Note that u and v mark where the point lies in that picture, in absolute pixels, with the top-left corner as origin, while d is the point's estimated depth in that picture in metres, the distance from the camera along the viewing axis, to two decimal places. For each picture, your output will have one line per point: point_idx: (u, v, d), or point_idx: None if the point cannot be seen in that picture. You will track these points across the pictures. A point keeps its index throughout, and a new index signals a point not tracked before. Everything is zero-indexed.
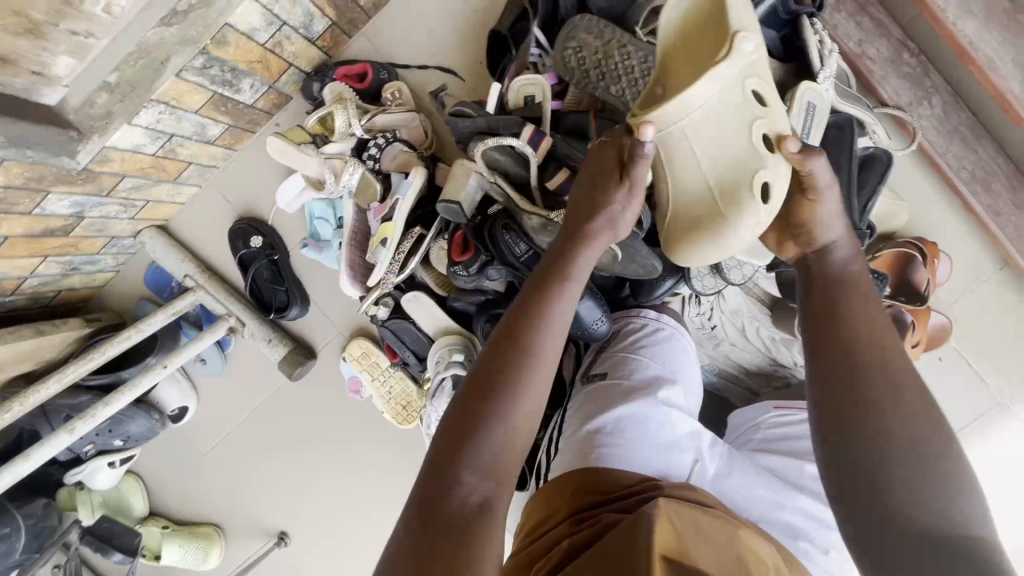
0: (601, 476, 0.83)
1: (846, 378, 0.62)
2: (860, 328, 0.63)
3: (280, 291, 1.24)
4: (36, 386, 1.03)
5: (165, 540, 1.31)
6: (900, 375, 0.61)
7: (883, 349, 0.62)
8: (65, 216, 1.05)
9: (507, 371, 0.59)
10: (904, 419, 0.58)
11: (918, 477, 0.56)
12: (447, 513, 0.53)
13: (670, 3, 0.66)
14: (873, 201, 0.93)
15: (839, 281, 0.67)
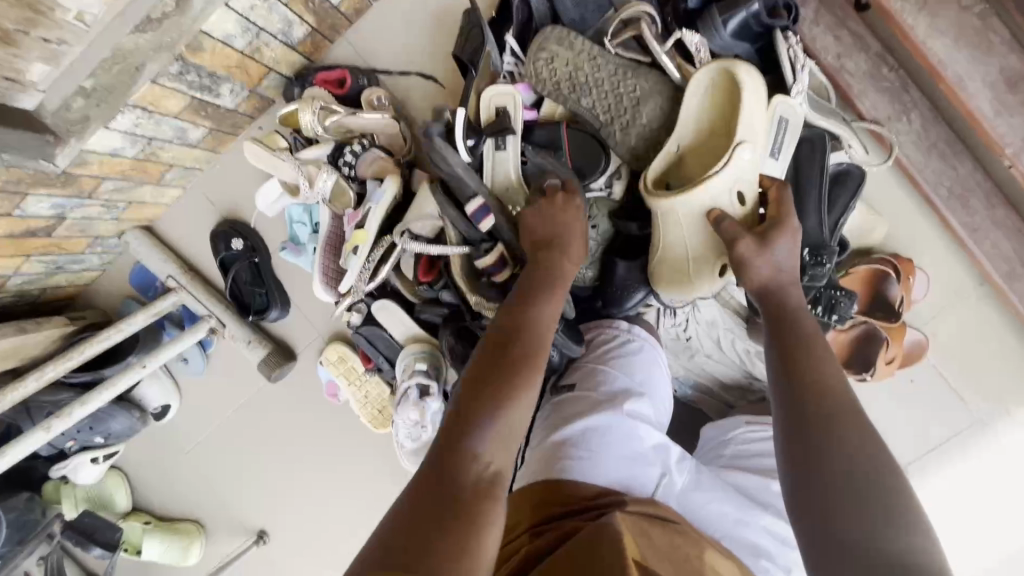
0: (555, 485, 0.82)
1: (799, 396, 0.66)
2: (808, 355, 0.69)
3: (260, 294, 1.25)
4: (17, 382, 1.05)
5: (146, 535, 1.34)
6: (844, 397, 0.65)
7: (828, 375, 0.67)
8: (47, 217, 1.07)
9: (499, 362, 0.68)
10: (849, 437, 0.61)
11: (861, 491, 0.57)
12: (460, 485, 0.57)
13: (691, 90, 0.83)
14: (845, 218, 0.92)
15: (796, 318, 0.73)
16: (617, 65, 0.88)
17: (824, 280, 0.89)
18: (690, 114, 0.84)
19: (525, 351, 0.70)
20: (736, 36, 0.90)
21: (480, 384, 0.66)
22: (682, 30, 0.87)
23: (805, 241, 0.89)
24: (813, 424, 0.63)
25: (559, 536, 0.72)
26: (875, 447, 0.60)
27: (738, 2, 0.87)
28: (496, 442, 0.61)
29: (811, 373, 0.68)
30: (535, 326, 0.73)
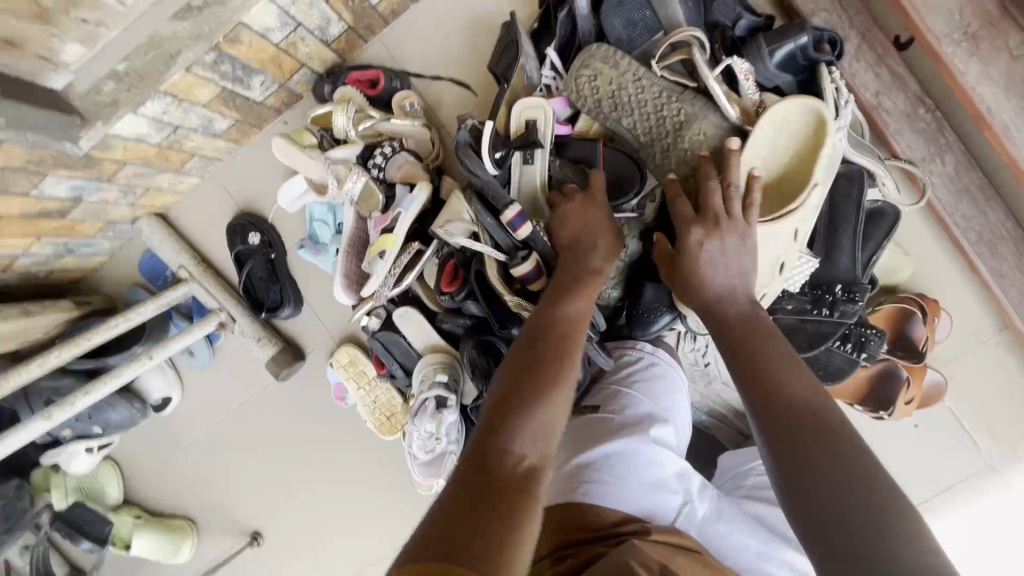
0: (575, 509, 0.83)
1: (767, 409, 0.62)
2: (773, 370, 0.65)
3: (274, 290, 1.22)
4: (20, 367, 1.02)
5: (137, 530, 1.30)
6: (812, 402, 0.61)
7: (793, 381, 0.64)
8: (63, 199, 1.04)
9: (535, 363, 0.67)
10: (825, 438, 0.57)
11: (845, 494, 0.52)
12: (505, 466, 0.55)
13: (784, 105, 0.81)
14: (877, 255, 0.92)
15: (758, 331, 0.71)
16: (662, 88, 0.87)
17: (855, 317, 0.88)
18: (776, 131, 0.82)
19: (559, 342, 0.70)
20: (780, 67, 0.90)
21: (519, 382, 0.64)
22: (733, 56, 0.85)
23: (836, 277, 0.90)
24: (787, 436, 0.59)
25: (582, 562, 0.73)
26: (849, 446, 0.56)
27: (786, 35, 0.88)
28: (536, 439, 0.59)
29: (770, 383, 0.64)
30: (571, 327, 0.73)
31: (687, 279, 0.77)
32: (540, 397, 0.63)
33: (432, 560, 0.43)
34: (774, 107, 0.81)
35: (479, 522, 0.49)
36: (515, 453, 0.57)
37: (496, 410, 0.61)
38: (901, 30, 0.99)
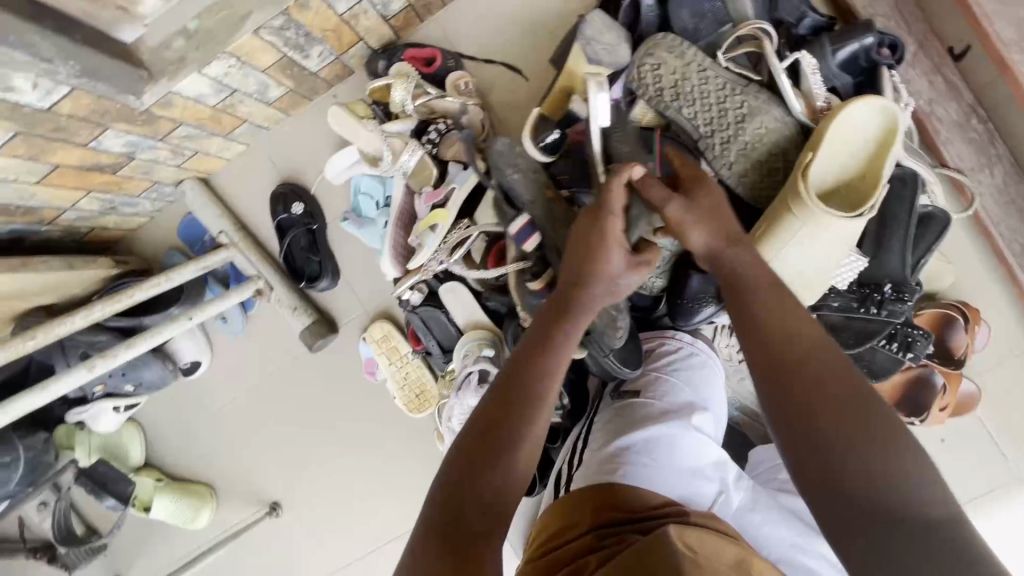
0: (610, 490, 0.82)
1: (772, 372, 0.64)
2: (777, 331, 0.67)
3: (313, 261, 1.23)
4: (63, 318, 1.02)
5: (158, 493, 1.30)
6: (821, 364, 0.62)
7: (804, 341, 0.65)
8: (117, 153, 1.05)
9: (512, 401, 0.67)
10: (837, 399, 0.59)
11: (861, 458, 0.56)
12: (466, 529, 0.59)
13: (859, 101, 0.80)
14: (926, 259, 0.92)
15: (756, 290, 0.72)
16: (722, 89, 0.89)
17: (902, 317, 0.90)
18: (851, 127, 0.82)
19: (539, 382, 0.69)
20: (841, 67, 0.91)
21: (492, 426, 0.65)
22: (800, 51, 0.87)
23: (885, 276, 0.91)
24: (791, 403, 0.61)
25: (622, 544, 0.71)
26: (861, 407, 0.58)
27: (852, 34, 0.89)
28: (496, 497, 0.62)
29: (777, 346, 0.66)
30: (551, 359, 0.70)
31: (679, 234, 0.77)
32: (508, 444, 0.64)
33: None
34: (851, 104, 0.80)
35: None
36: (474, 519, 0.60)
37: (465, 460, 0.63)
38: (956, 41, 1.00)
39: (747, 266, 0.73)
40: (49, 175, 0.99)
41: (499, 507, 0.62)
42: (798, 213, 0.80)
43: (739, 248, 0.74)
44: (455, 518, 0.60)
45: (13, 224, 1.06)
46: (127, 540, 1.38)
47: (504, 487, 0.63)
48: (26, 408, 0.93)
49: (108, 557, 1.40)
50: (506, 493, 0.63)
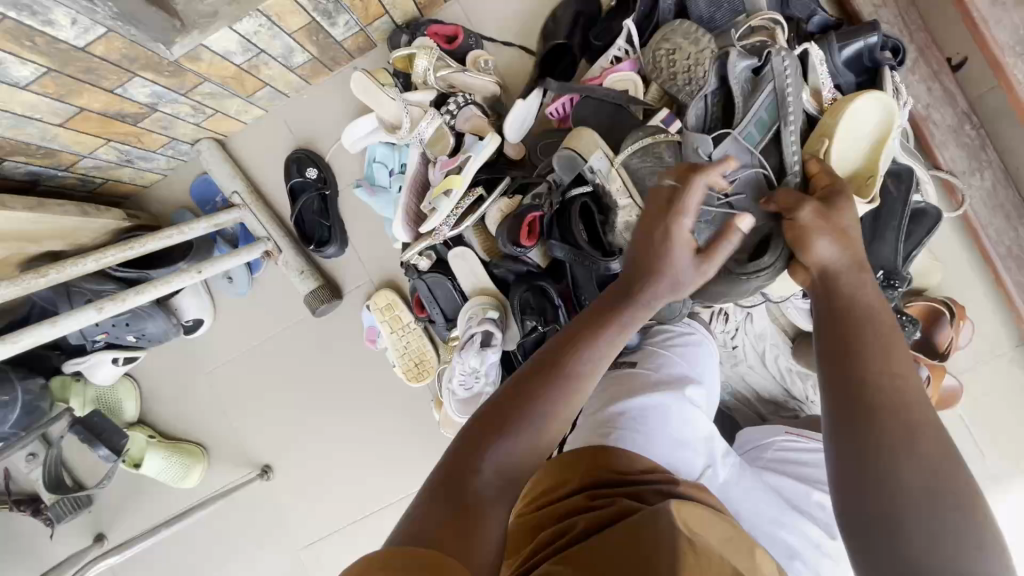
0: (604, 450, 0.84)
1: (864, 407, 0.60)
2: (875, 363, 0.62)
3: (324, 227, 1.26)
4: (75, 259, 1.02)
5: (150, 449, 1.30)
6: (918, 413, 0.59)
7: (911, 389, 0.61)
8: (141, 103, 1.07)
9: (551, 380, 0.68)
10: (926, 460, 0.56)
11: (930, 517, 0.53)
12: (471, 492, 0.60)
13: (866, 95, 0.83)
14: (917, 252, 0.97)
15: (859, 314, 0.66)
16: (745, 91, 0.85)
17: (891, 303, 0.94)
18: (862, 122, 0.84)
19: (565, 377, 0.69)
20: (846, 65, 0.96)
21: (524, 395, 0.67)
22: (808, 42, 0.91)
23: (877, 264, 0.95)
24: (875, 439, 0.58)
25: (620, 513, 0.71)
26: (953, 476, 0.55)
27: (858, 33, 0.94)
28: (511, 462, 0.63)
29: (880, 383, 0.61)
30: (593, 345, 0.71)
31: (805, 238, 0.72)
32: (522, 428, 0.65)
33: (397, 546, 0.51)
34: (859, 97, 0.83)
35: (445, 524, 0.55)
36: (488, 470, 0.62)
37: (489, 421, 0.65)
38: (954, 51, 1.06)
39: (857, 292, 0.68)
40: (73, 118, 1.01)
41: (514, 469, 0.64)
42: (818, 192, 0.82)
43: (856, 277, 0.69)
44: (473, 470, 0.61)
45: (31, 166, 1.08)
46: (113, 497, 1.40)
47: (514, 466, 0.64)
48: (33, 343, 0.93)
49: (93, 514, 1.41)
50: (507, 482, 0.63)
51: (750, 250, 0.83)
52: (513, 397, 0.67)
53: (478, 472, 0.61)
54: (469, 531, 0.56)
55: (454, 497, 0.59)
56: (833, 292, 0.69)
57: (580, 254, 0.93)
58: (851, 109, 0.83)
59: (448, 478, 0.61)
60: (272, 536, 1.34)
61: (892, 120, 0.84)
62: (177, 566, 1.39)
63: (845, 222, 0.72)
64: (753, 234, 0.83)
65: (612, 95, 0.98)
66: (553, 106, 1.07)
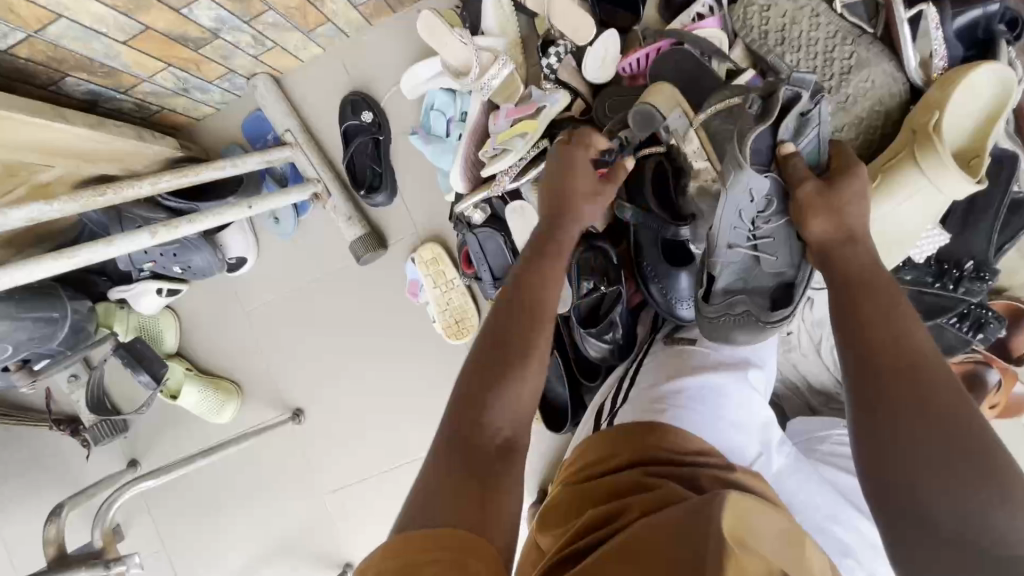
0: (664, 428, 0.81)
1: (868, 372, 0.61)
2: (877, 330, 0.63)
3: (375, 172, 1.23)
4: (131, 183, 1.01)
5: (187, 380, 1.32)
6: (929, 372, 0.58)
7: (922, 350, 0.61)
8: (204, 28, 1.04)
9: (526, 319, 0.72)
10: (933, 420, 0.55)
11: (948, 476, 0.52)
12: (481, 446, 0.62)
13: (985, 66, 0.77)
14: (1011, 244, 0.90)
15: (866, 281, 0.68)
16: (790, 136, 0.77)
17: (978, 297, 0.88)
18: (976, 97, 0.78)
19: (537, 315, 0.73)
20: (957, 35, 0.88)
21: (502, 332, 0.71)
22: (925, 4, 0.83)
23: (966, 255, 0.88)
24: (881, 406, 0.58)
25: (665, 497, 0.67)
26: (972, 435, 0.53)
27: (977, 0, 0.85)
28: (513, 406, 0.66)
29: (884, 348, 0.62)
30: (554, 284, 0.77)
31: (818, 205, 0.72)
32: (510, 371, 0.67)
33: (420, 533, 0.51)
34: (976, 67, 0.77)
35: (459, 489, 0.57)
36: (493, 425, 0.64)
37: (479, 369, 0.67)
38: None
39: (854, 258, 0.71)
40: (137, 38, 0.99)
41: (512, 414, 0.66)
42: (927, 165, 0.75)
43: (852, 248, 0.71)
44: (477, 427, 0.63)
45: (92, 85, 1.07)
46: (149, 425, 1.43)
47: (511, 408, 0.66)
48: (89, 260, 0.94)
49: (128, 439, 1.44)
50: (505, 429, 0.65)
51: (768, 295, 0.86)
52: (497, 340, 0.70)
53: (485, 426, 0.64)
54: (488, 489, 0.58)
55: (470, 457, 0.61)
56: (830, 262, 0.72)
57: (649, 218, 0.93)
58: (965, 81, 0.77)
59: (458, 437, 0.62)
60: (300, 479, 1.36)
61: (1011, 94, 0.77)
62: (205, 499, 1.42)
63: (858, 187, 0.72)
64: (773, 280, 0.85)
65: (700, 42, 0.94)
66: (624, 62, 1.04)
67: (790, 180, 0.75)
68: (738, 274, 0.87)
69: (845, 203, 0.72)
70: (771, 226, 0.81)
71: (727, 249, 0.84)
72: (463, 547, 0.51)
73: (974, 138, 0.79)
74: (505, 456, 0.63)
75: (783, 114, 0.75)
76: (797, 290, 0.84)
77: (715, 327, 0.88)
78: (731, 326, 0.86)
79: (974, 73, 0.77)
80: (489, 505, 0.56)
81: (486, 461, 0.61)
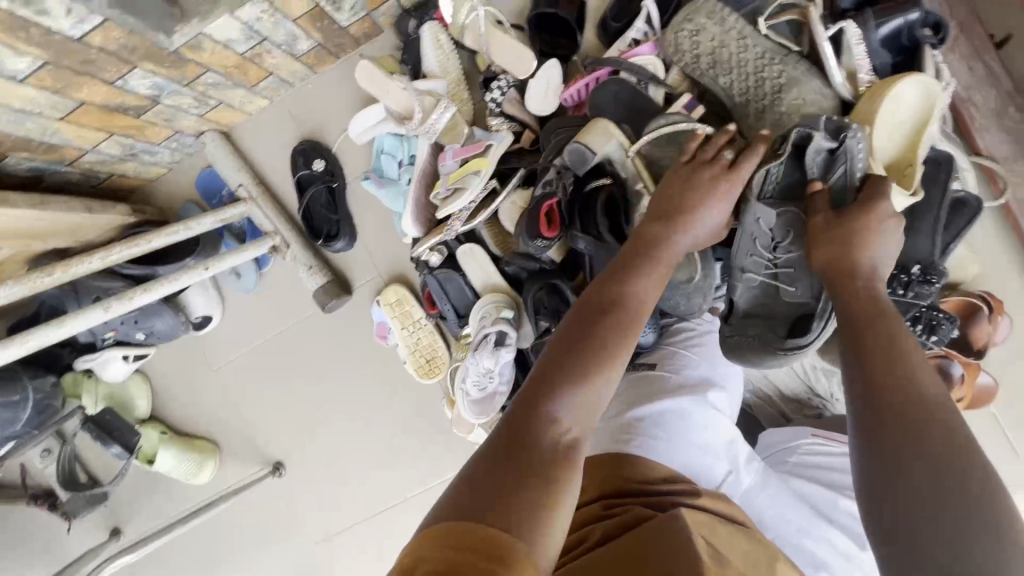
0: (624, 459, 0.82)
1: (879, 398, 0.62)
2: (896, 364, 0.64)
3: (332, 220, 1.23)
4: (81, 257, 1.00)
5: (162, 445, 1.30)
6: (933, 406, 0.60)
7: (924, 386, 0.62)
8: (143, 96, 1.03)
9: (594, 323, 0.68)
10: (933, 450, 0.56)
11: (935, 503, 0.54)
12: (541, 443, 0.57)
13: (906, 81, 0.79)
14: (956, 244, 0.91)
15: (875, 317, 0.69)
16: (819, 169, 0.78)
17: (929, 300, 0.88)
18: (903, 110, 0.80)
19: (617, 316, 0.69)
20: (883, 44, 0.89)
21: (582, 330, 0.67)
22: (844, 21, 0.85)
23: (913, 258, 0.88)
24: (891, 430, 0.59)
25: (625, 523, 0.71)
26: (963, 468, 0.55)
27: (898, 9, 0.87)
28: (579, 411, 0.61)
29: (895, 381, 0.63)
30: (633, 285, 0.72)
31: (841, 239, 0.74)
32: (588, 371, 0.63)
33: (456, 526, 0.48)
34: (899, 82, 0.79)
35: (514, 488, 0.52)
36: (561, 424, 0.59)
37: (557, 360, 0.64)
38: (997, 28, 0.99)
39: (856, 293, 0.72)
40: (73, 113, 0.99)
41: (584, 415, 0.61)
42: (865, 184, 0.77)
43: (851, 282, 0.73)
44: (546, 421, 0.58)
45: (34, 161, 1.05)
46: (129, 492, 1.41)
47: (584, 410, 0.61)
48: (40, 343, 0.92)
49: (109, 508, 1.42)
50: (575, 430, 0.59)
51: (789, 323, 0.86)
52: (579, 337, 0.66)
53: (551, 421, 0.59)
54: (547, 488, 0.53)
55: (524, 450, 0.56)
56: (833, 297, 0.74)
57: (602, 248, 0.89)
58: (890, 95, 0.78)
59: (515, 428, 0.58)
60: (286, 532, 1.34)
61: (934, 105, 0.80)
62: (192, 562, 1.40)
63: (877, 218, 0.73)
64: (794, 308, 0.86)
65: (635, 69, 0.95)
66: (567, 93, 1.03)
67: (818, 207, 0.77)
68: (762, 300, 0.88)
69: (848, 237, 0.73)
70: (789, 256, 0.83)
71: (742, 273, 0.87)
72: (505, 556, 0.47)
73: (904, 150, 0.81)
74: (564, 455, 0.57)
75: (805, 148, 0.78)
76: (815, 322, 0.81)
77: (732, 348, 0.88)
78: (744, 347, 0.87)
79: (900, 88, 0.79)
80: (540, 504, 0.52)
81: (546, 459, 0.56)
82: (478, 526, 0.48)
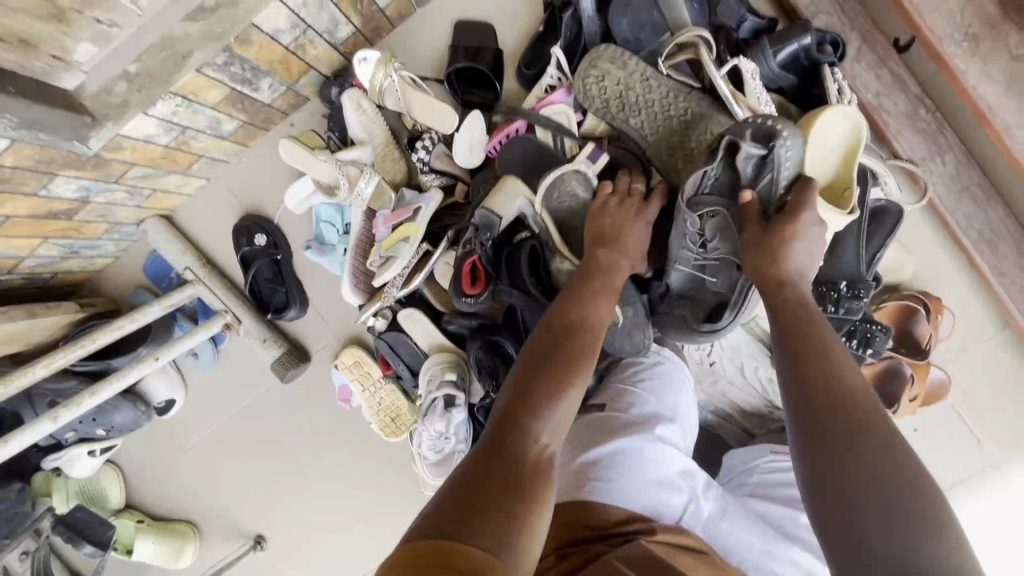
0: (581, 506, 0.81)
1: (807, 405, 0.63)
2: (827, 365, 0.65)
3: (280, 291, 1.23)
4: (24, 367, 0.98)
5: (138, 535, 1.29)
6: (867, 405, 0.60)
7: (852, 386, 0.63)
8: (70, 199, 1.04)
9: (563, 342, 0.71)
10: (869, 450, 0.57)
11: (881, 509, 0.53)
12: (518, 459, 0.59)
13: (831, 114, 0.80)
14: (880, 253, 0.92)
15: (802, 328, 0.69)
16: (750, 175, 0.79)
17: (859, 314, 0.90)
18: (830, 140, 0.81)
19: (584, 333, 0.73)
20: (783, 68, 0.91)
21: (553, 346, 0.71)
22: (739, 57, 0.85)
23: (840, 275, 0.90)
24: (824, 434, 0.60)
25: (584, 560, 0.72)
26: (898, 464, 0.55)
27: (790, 35, 0.89)
28: (556, 425, 0.64)
29: (824, 384, 0.63)
30: (597, 301, 0.76)
31: (773, 249, 0.74)
32: (561, 386, 0.67)
33: (440, 540, 0.48)
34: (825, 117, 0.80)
35: (496, 501, 0.54)
36: (538, 439, 0.62)
37: (530, 375, 0.67)
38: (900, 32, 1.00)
39: (785, 303, 0.72)
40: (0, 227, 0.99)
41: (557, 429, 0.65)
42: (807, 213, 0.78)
43: (780, 292, 0.73)
44: (524, 434, 0.62)
45: None
46: None
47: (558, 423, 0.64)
48: None
49: None
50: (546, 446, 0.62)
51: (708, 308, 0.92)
52: (547, 357, 0.70)
53: (527, 432, 0.62)
54: (524, 500, 0.55)
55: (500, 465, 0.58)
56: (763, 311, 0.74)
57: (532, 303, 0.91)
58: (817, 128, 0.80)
59: (496, 442, 0.60)
60: None
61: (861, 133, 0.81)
62: None
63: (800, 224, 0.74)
64: (711, 297, 0.92)
65: (546, 121, 0.97)
66: (490, 146, 1.04)
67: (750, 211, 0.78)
68: (689, 286, 0.93)
69: (775, 250, 0.73)
70: (718, 251, 0.87)
71: (674, 261, 0.90)
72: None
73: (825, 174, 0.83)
74: (540, 468, 0.59)
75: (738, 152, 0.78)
76: (727, 312, 0.88)
77: (660, 323, 0.99)
78: (671, 324, 0.96)
79: (827, 120, 0.81)
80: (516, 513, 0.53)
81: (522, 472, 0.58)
82: (465, 548, 0.48)
